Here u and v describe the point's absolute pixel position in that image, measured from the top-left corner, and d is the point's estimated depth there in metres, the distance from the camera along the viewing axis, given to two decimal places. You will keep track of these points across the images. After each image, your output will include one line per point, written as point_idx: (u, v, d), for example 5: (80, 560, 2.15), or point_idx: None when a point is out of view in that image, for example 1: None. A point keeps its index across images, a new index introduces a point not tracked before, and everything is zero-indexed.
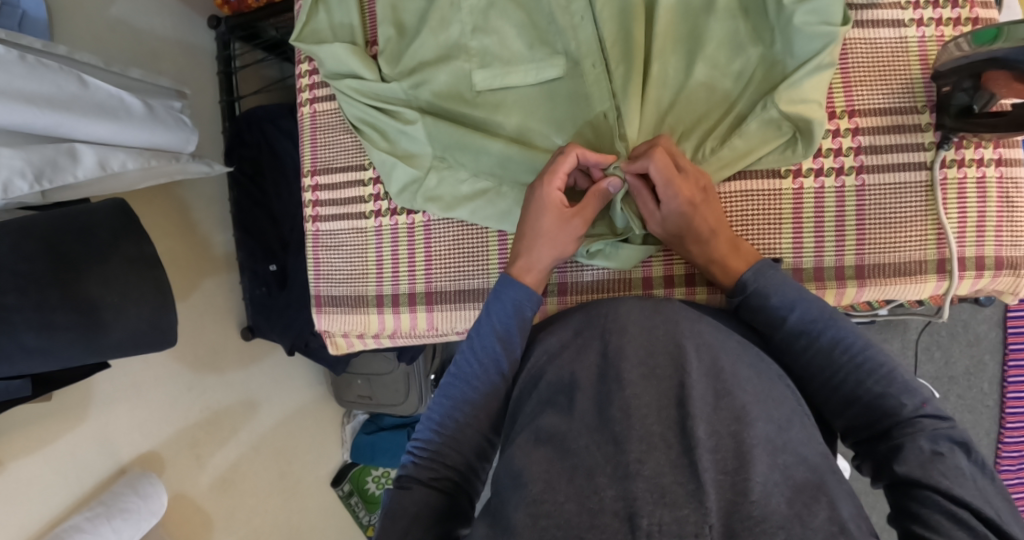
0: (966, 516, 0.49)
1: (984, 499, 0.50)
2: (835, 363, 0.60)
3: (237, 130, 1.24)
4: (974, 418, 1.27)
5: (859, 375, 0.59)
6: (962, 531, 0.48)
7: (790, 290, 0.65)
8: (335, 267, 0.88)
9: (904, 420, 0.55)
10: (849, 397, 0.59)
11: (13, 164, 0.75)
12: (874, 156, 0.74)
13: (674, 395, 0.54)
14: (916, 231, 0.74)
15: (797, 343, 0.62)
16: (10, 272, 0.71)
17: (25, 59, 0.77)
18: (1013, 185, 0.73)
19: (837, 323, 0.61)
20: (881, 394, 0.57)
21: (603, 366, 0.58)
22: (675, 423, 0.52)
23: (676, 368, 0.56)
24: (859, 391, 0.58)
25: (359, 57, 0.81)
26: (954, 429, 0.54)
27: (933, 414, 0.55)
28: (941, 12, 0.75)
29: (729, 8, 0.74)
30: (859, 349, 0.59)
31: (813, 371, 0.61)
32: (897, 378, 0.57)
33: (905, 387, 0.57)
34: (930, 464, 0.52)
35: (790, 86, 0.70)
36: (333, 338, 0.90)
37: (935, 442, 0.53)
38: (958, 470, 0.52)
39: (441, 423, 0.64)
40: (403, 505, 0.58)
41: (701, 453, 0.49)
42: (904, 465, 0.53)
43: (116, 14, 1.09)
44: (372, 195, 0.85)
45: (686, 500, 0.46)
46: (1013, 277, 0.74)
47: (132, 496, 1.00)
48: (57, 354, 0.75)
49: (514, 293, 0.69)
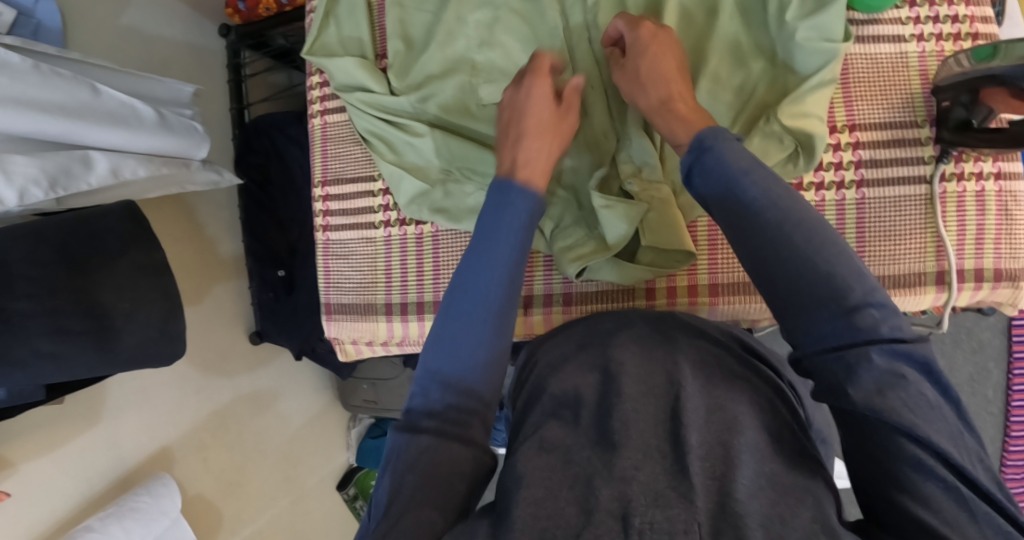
0: (934, 464, 0.45)
1: (949, 432, 0.46)
2: (789, 254, 0.53)
3: (246, 137, 1.26)
4: (978, 425, 1.28)
5: (810, 269, 0.52)
6: (936, 488, 0.45)
7: (748, 160, 0.58)
8: (345, 276, 0.89)
9: (857, 339, 0.49)
10: (807, 301, 0.52)
11: (28, 172, 0.76)
12: (874, 170, 0.75)
13: (669, 410, 0.56)
14: (916, 244, 0.75)
15: (753, 234, 0.55)
16: (27, 279, 0.72)
17: (39, 68, 0.79)
18: (1011, 199, 0.74)
19: (792, 201, 0.55)
20: (839, 309, 0.50)
21: (606, 380, 0.59)
22: (668, 435, 0.54)
23: (673, 383, 0.57)
24: (807, 281, 0.52)
25: (368, 71, 0.83)
26: (918, 349, 0.49)
27: (881, 303, 0.50)
28: (941, 28, 0.76)
29: (730, 25, 0.76)
30: (811, 232, 0.53)
31: (769, 280, 0.54)
32: (850, 273, 0.51)
33: (858, 280, 0.51)
34: (890, 391, 0.47)
35: (791, 100, 0.72)
36: (342, 345, 0.92)
37: (892, 356, 0.48)
38: (923, 399, 0.47)
39: (445, 374, 0.57)
40: (430, 476, 0.53)
41: (691, 459, 0.51)
42: (859, 391, 0.48)
43: (128, 22, 1.11)
44: (382, 205, 0.87)
45: (677, 501, 0.48)
46: (1011, 289, 0.75)
47: (143, 496, 1.02)
48: (69, 359, 0.75)
49: (518, 197, 0.64)
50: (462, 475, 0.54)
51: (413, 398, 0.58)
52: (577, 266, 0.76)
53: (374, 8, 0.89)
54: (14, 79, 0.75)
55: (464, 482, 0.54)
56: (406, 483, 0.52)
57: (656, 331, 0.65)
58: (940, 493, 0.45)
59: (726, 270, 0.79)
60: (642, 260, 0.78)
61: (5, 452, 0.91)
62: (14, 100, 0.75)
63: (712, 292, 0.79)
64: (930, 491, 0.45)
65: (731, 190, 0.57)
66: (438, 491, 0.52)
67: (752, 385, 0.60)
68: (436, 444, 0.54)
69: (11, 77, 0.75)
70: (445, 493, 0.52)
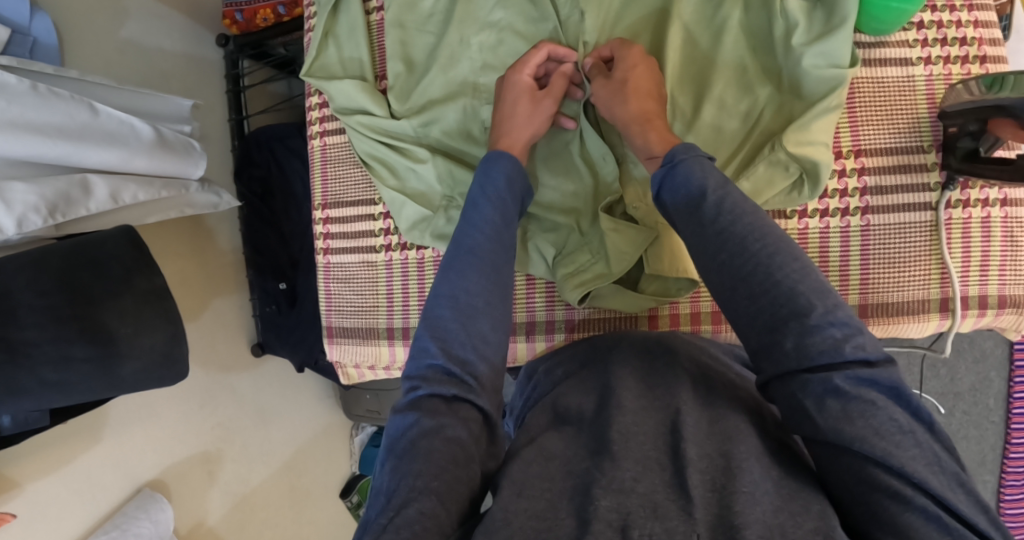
0: (912, 493, 0.46)
1: (925, 460, 0.47)
2: (748, 253, 0.57)
3: (245, 149, 1.25)
4: (978, 434, 1.28)
5: (769, 266, 0.56)
6: (919, 516, 0.45)
7: (716, 175, 0.62)
8: (346, 300, 0.89)
9: (820, 362, 0.51)
10: (772, 320, 0.54)
11: (27, 200, 0.75)
12: (879, 197, 0.74)
13: (669, 423, 0.56)
14: (920, 271, 0.74)
15: (718, 249, 0.58)
16: (31, 307, 0.73)
17: (37, 89, 0.78)
18: (1017, 225, 0.73)
19: (755, 215, 0.59)
20: (802, 329, 0.52)
21: (607, 398, 0.60)
22: (668, 448, 0.54)
23: (671, 396, 0.59)
24: (768, 281, 0.55)
25: (368, 94, 0.83)
26: (884, 374, 0.50)
27: (843, 322, 0.52)
28: (948, 50, 0.75)
29: (734, 49, 0.76)
30: (771, 245, 0.56)
31: (735, 296, 0.56)
32: (811, 277, 0.54)
33: (817, 289, 0.54)
34: (855, 418, 0.49)
35: (797, 128, 0.71)
36: (345, 369, 0.92)
37: (856, 382, 0.50)
38: (895, 427, 0.48)
39: (436, 361, 0.58)
40: (430, 458, 0.52)
41: (690, 472, 0.51)
42: (823, 418, 0.50)
43: (126, 36, 1.10)
44: (383, 229, 0.86)
45: (676, 514, 0.48)
46: (1015, 316, 0.75)
47: (144, 521, 1.05)
48: (73, 386, 0.76)
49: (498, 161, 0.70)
50: (466, 461, 0.53)
51: (407, 392, 0.58)
52: (580, 293, 0.76)
53: (374, 28, 0.89)
54: (11, 102, 0.74)
55: (467, 473, 0.53)
56: (407, 473, 0.51)
57: (649, 350, 0.66)
58: (924, 524, 0.44)
59: None
60: (644, 290, 0.78)
61: (10, 473, 0.91)
62: (11, 124, 0.74)
63: (715, 319, 0.80)
64: (912, 521, 0.45)
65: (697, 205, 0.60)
66: (441, 482, 0.51)
67: (741, 398, 0.61)
68: (434, 427, 0.54)
69: (8, 99, 0.74)
70: (449, 481, 0.51)
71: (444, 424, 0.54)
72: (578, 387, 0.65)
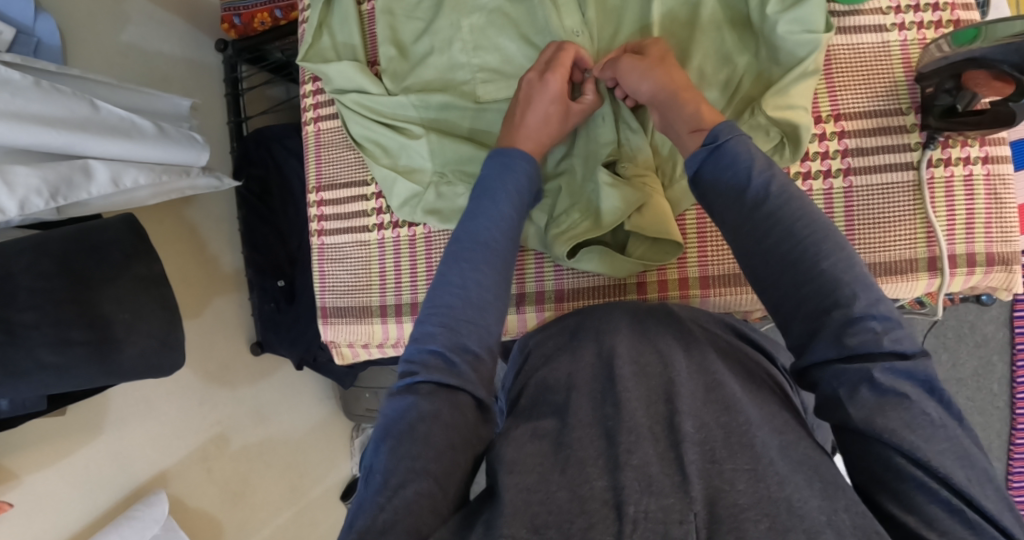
0: (938, 485, 0.45)
1: (954, 454, 0.47)
2: (795, 239, 0.56)
3: (244, 150, 1.26)
4: (983, 420, 1.26)
5: (817, 254, 0.55)
6: (939, 507, 0.45)
7: (760, 157, 0.61)
8: (341, 280, 0.92)
9: (861, 351, 0.51)
10: (816, 308, 0.54)
11: (29, 183, 0.77)
12: (861, 158, 0.76)
13: (664, 392, 0.56)
14: (906, 231, 0.75)
15: (765, 235, 0.58)
16: (30, 289, 0.73)
17: (40, 85, 0.79)
18: (1001, 183, 0.74)
19: (802, 203, 0.58)
20: (845, 320, 0.52)
21: (599, 360, 0.61)
22: (664, 418, 0.53)
23: (665, 364, 0.58)
24: (814, 270, 0.55)
25: (365, 74, 0.86)
26: (917, 367, 0.50)
27: (885, 315, 0.52)
28: (922, 16, 0.77)
29: (713, 21, 0.78)
30: (821, 234, 0.56)
31: (781, 283, 0.56)
32: (857, 267, 0.54)
33: (864, 281, 0.54)
34: (887, 410, 0.48)
35: (775, 93, 0.73)
36: (339, 348, 0.94)
37: (892, 375, 0.50)
38: (926, 419, 0.48)
39: (436, 347, 0.59)
40: (426, 441, 0.52)
41: (687, 446, 0.50)
42: (856, 409, 0.49)
43: (127, 39, 1.12)
44: (375, 208, 0.89)
45: (672, 490, 0.47)
46: (1005, 273, 0.75)
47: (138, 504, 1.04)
48: (72, 371, 0.76)
49: (517, 159, 0.71)
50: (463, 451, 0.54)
51: (404, 375, 0.58)
52: (569, 246, 0.79)
53: (366, 16, 0.91)
54: (15, 95, 0.75)
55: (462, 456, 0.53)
56: (404, 455, 0.51)
57: (644, 314, 0.67)
58: (946, 515, 0.44)
59: (717, 261, 0.81)
60: (633, 253, 0.81)
61: (7, 463, 0.91)
62: (15, 115, 0.75)
63: (703, 284, 0.81)
64: (934, 513, 0.45)
65: (743, 188, 0.60)
66: (438, 463, 0.51)
67: (730, 358, 0.62)
68: (432, 410, 0.54)
69: (12, 92, 0.75)
70: (447, 464, 0.52)
71: (440, 408, 0.54)
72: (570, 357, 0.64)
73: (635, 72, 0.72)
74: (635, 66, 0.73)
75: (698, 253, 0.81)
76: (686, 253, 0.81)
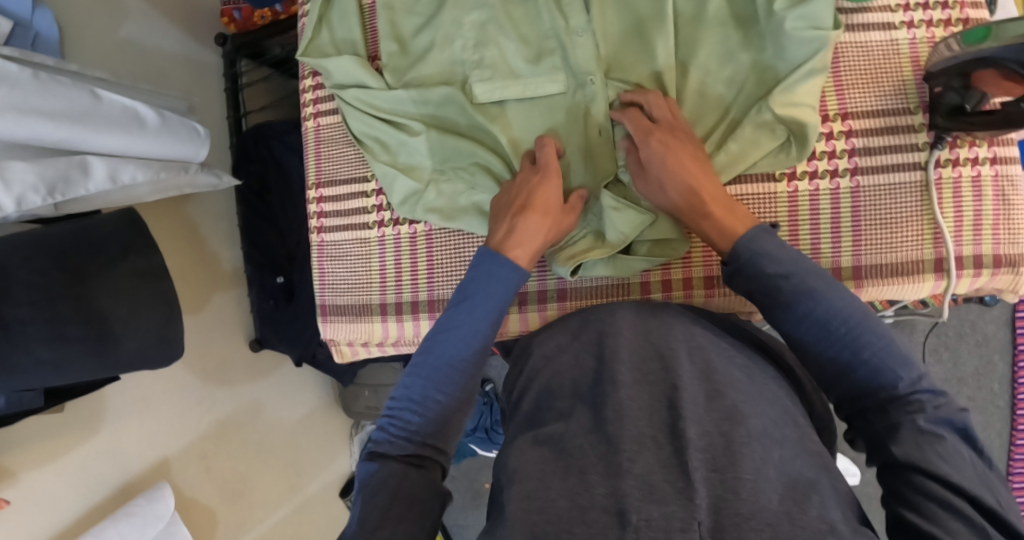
0: (962, 505, 0.46)
1: (985, 486, 0.47)
2: (831, 336, 0.56)
3: (244, 146, 1.25)
4: (984, 420, 1.26)
5: (855, 350, 0.55)
6: (961, 523, 0.45)
7: (785, 256, 0.60)
8: (340, 277, 0.91)
9: (905, 408, 0.52)
10: (861, 393, 0.54)
11: (26, 179, 0.75)
12: (868, 157, 0.75)
13: (667, 399, 0.55)
14: (912, 231, 0.74)
15: (802, 335, 0.57)
16: (26, 283, 0.72)
17: (38, 77, 0.77)
18: (1008, 182, 0.73)
19: (832, 293, 0.57)
20: (890, 398, 0.53)
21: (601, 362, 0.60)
22: (666, 425, 0.52)
23: (669, 370, 0.57)
24: (854, 365, 0.54)
25: (365, 69, 0.84)
26: (958, 415, 0.51)
27: (929, 388, 0.52)
28: (931, 14, 0.76)
29: (718, 18, 0.77)
30: (855, 326, 0.55)
31: (823, 375, 0.56)
32: (895, 350, 0.53)
33: (903, 360, 0.53)
34: (929, 446, 0.49)
35: (783, 90, 0.72)
36: (338, 346, 0.93)
37: (934, 423, 0.50)
38: (958, 454, 0.49)
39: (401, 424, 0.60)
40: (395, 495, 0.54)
41: (691, 452, 0.49)
42: (900, 446, 0.50)
43: (125, 33, 1.11)
44: (375, 205, 0.88)
45: (674, 497, 0.46)
46: (1011, 275, 0.74)
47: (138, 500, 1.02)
48: (67, 366, 0.74)
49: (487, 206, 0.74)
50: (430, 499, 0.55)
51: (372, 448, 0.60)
52: (572, 265, 0.78)
53: (367, 11, 0.90)
54: (13, 88, 0.74)
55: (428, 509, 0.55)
56: (375, 507, 0.54)
57: (647, 313, 0.66)
58: (967, 532, 0.45)
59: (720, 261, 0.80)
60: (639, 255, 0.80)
61: (5, 461, 0.90)
62: (15, 108, 0.73)
63: (708, 284, 0.80)
64: (957, 529, 0.45)
65: (773, 292, 0.59)
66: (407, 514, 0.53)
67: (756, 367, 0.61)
68: (396, 469, 0.56)
69: (10, 86, 0.73)
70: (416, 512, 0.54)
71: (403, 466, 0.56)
72: (568, 360, 0.63)
73: (653, 166, 0.70)
74: (650, 162, 0.71)
75: (703, 252, 0.80)
76: (691, 252, 0.81)
